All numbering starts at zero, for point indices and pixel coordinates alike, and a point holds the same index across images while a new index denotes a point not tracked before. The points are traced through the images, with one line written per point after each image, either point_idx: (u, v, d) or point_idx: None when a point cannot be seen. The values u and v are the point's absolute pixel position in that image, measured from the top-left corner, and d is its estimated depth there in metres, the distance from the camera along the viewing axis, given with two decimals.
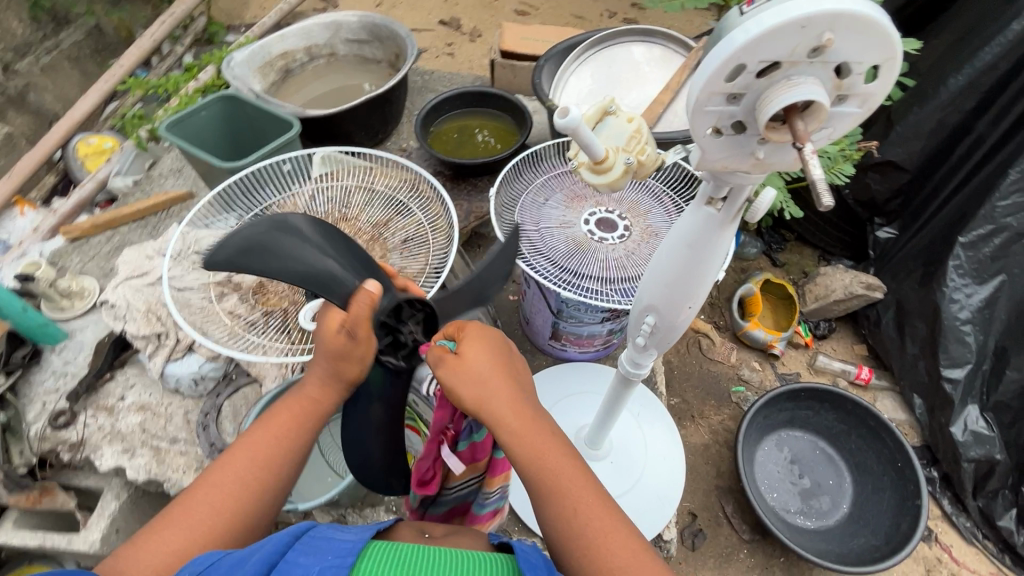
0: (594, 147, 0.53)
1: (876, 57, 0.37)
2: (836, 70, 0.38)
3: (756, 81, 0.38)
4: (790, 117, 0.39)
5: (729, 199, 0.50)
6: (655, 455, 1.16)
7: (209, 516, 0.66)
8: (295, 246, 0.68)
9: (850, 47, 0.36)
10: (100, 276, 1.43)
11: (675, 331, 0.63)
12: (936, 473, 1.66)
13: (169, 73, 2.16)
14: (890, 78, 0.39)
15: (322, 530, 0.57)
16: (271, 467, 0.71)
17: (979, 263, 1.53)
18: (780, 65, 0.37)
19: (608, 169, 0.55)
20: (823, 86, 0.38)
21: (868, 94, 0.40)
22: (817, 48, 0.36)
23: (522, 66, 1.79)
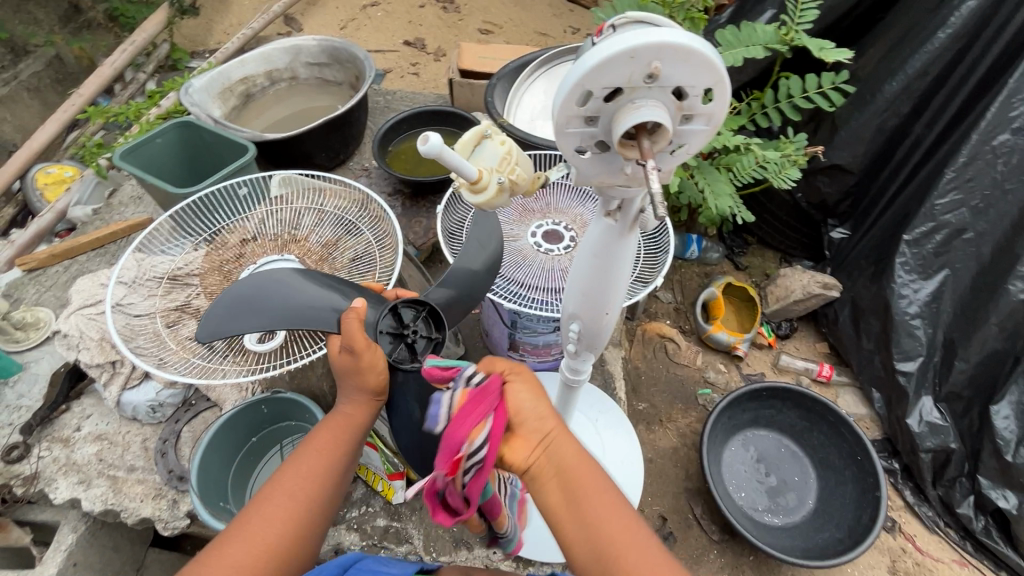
0: (465, 169, 0.54)
1: (707, 80, 0.40)
2: (675, 94, 0.41)
3: (605, 104, 0.41)
4: (640, 136, 0.41)
5: (621, 211, 0.52)
6: (614, 459, 1.18)
7: (258, 543, 0.64)
8: (280, 296, 0.81)
9: (678, 72, 0.39)
10: (57, 306, 1.42)
11: (601, 335, 0.66)
12: (897, 464, 1.70)
13: (131, 101, 2.16)
14: (726, 99, 0.42)
15: (367, 564, 0.73)
16: (321, 484, 0.69)
17: (923, 259, 1.59)
18: (622, 91, 0.40)
19: (483, 187, 0.57)
20: (665, 108, 0.41)
21: (711, 114, 0.43)
22: (650, 75, 0.39)
23: (480, 84, 1.84)
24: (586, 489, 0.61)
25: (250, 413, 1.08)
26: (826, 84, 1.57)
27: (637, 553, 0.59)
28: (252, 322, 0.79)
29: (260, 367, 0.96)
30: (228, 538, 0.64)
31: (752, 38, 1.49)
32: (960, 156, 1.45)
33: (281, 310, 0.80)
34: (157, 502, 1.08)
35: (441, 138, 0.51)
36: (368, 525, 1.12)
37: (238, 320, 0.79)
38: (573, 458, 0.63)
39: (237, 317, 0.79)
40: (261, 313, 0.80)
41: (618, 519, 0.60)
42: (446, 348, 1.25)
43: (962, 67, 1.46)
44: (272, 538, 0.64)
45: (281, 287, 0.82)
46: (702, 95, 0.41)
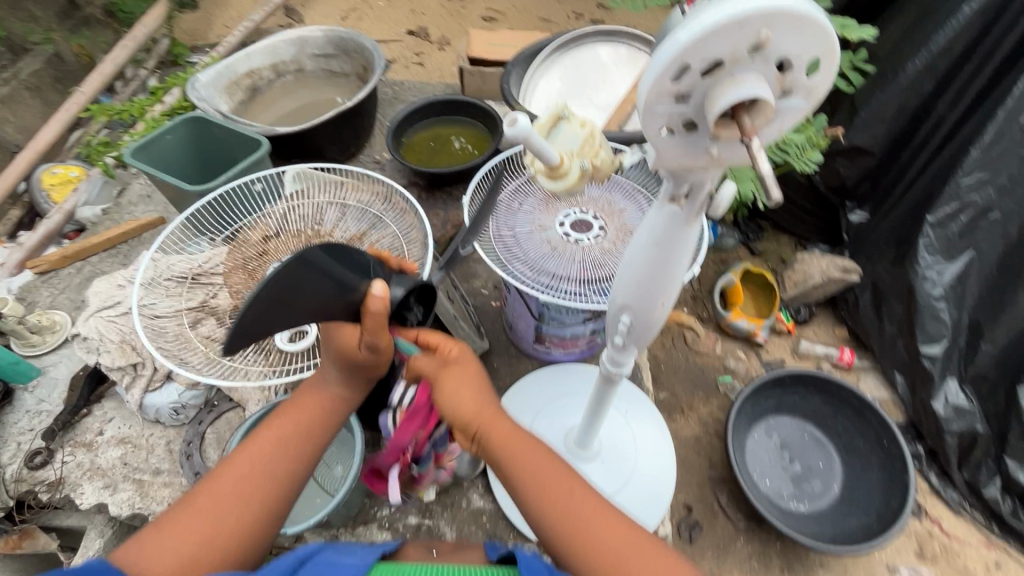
0: (547, 153, 0.55)
1: (815, 51, 0.37)
2: (778, 66, 0.39)
3: (702, 79, 0.39)
4: (739, 114, 0.39)
5: (690, 197, 0.50)
6: (646, 451, 1.16)
7: (226, 510, 0.74)
8: (324, 286, 0.66)
9: (787, 43, 0.36)
10: (71, 309, 1.40)
11: (652, 328, 0.64)
12: (921, 448, 1.69)
13: (134, 98, 2.12)
14: (831, 72, 0.39)
15: (326, 556, 0.65)
16: (293, 456, 0.79)
17: (948, 241, 1.56)
18: (723, 64, 0.38)
19: (566, 173, 0.58)
20: (768, 82, 0.38)
21: (812, 88, 0.40)
22: (757, 45, 0.37)
23: (491, 72, 1.80)
24: (518, 449, 0.75)
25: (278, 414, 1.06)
26: (847, 64, 1.53)
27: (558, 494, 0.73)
28: (282, 319, 0.64)
29: (288, 369, 0.94)
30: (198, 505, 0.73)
31: None
32: (986, 134, 1.42)
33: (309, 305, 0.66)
34: None
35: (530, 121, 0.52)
36: (398, 523, 1.10)
37: (259, 322, 0.62)
38: (506, 433, 0.76)
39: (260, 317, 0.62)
40: (284, 310, 0.64)
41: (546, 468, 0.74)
42: (470, 342, 1.23)
43: (987, 42, 1.42)
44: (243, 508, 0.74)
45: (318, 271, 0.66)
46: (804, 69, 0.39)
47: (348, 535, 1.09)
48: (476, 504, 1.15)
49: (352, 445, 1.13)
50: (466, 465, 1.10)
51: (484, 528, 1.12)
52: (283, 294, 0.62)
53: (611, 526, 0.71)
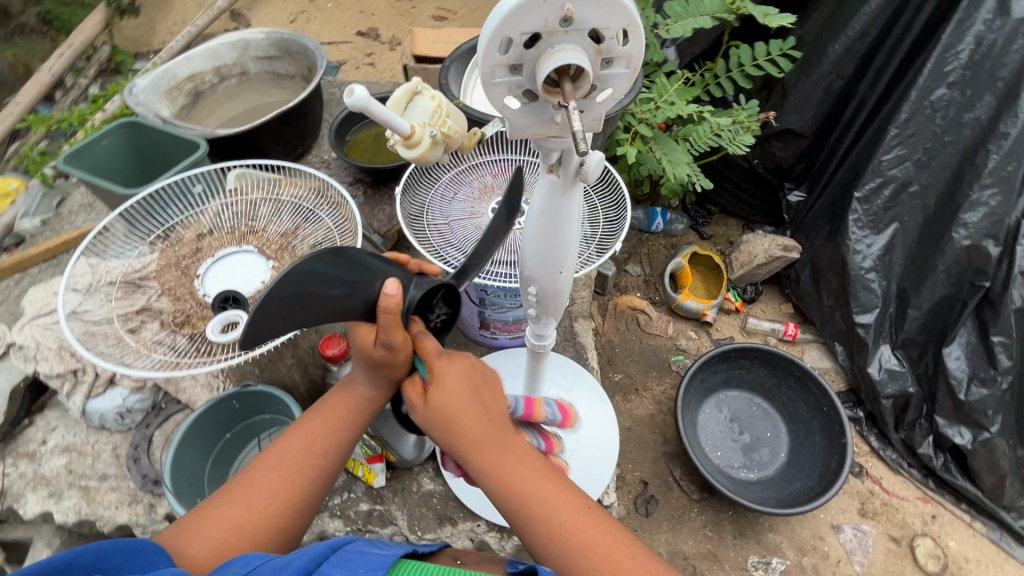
0: (398, 123, 0.61)
1: (618, 21, 0.41)
2: (593, 37, 0.42)
3: (525, 51, 0.42)
4: (561, 82, 0.43)
5: (561, 164, 0.53)
6: (589, 426, 1.20)
7: (261, 499, 0.72)
8: (334, 281, 0.61)
9: (591, 13, 0.40)
10: (10, 321, 1.37)
11: (559, 296, 0.68)
12: (862, 412, 1.78)
13: (74, 107, 2.07)
14: (642, 41, 0.43)
15: (358, 545, 0.62)
16: (325, 455, 0.76)
17: (874, 214, 1.65)
18: (540, 36, 0.41)
19: (411, 138, 0.61)
20: (584, 52, 0.42)
21: (630, 57, 0.44)
22: (564, 18, 0.40)
23: (435, 68, 1.83)
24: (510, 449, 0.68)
25: (221, 410, 1.07)
26: (775, 51, 1.61)
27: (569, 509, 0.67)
28: (296, 321, 0.59)
29: (222, 357, 0.92)
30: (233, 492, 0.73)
31: (700, 8, 1.52)
32: (902, 112, 1.51)
33: (324, 305, 0.61)
34: (133, 508, 1.06)
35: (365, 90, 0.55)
36: (350, 512, 1.11)
37: (276, 320, 0.57)
38: (498, 447, 0.67)
39: (279, 319, 0.57)
40: (297, 313, 0.59)
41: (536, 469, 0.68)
42: None
43: (898, 26, 1.51)
44: (275, 498, 0.72)
45: (332, 271, 0.61)
46: (619, 37, 0.43)
47: None
48: (427, 487, 1.15)
49: None
50: (411, 450, 1.11)
51: (436, 510, 1.13)
52: (293, 292, 0.57)
53: (609, 539, 0.65)
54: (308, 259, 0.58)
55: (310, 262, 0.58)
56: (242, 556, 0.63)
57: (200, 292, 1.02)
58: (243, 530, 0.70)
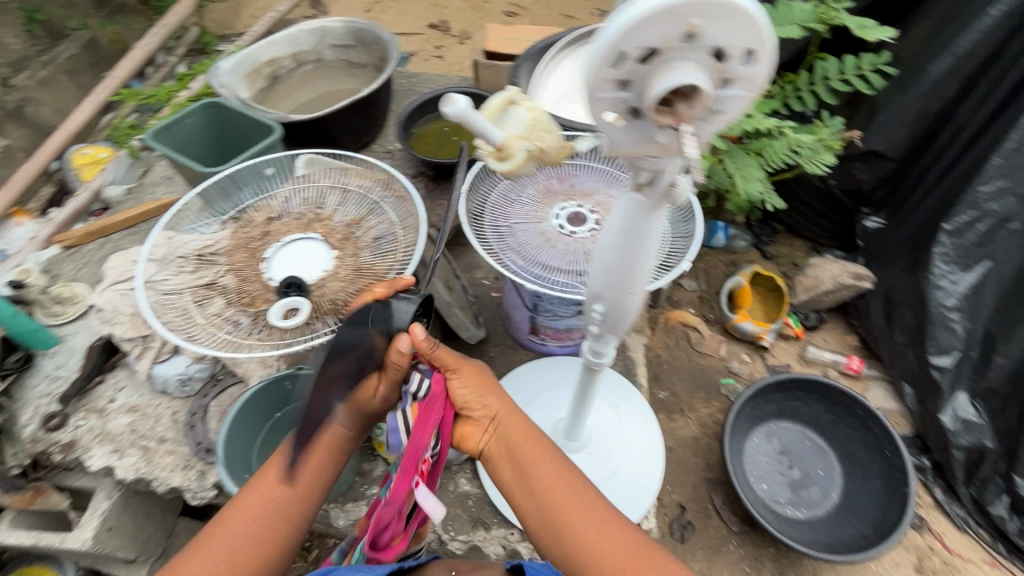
0: (490, 134, 0.54)
1: (748, 39, 0.38)
2: (714, 55, 0.39)
3: (640, 67, 0.39)
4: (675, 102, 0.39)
5: (651, 185, 0.50)
6: (633, 444, 1.16)
7: (244, 542, 0.76)
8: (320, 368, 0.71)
9: (718, 30, 0.37)
10: (92, 283, 1.47)
11: (624, 318, 0.65)
12: (927, 461, 1.65)
13: (162, 84, 2.19)
14: (768, 62, 0.40)
15: (349, 569, 0.80)
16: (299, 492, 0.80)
17: (964, 250, 1.52)
18: (658, 51, 0.38)
19: (510, 156, 0.55)
20: (703, 71, 0.39)
21: (751, 78, 0.41)
22: (688, 33, 0.37)
23: (505, 65, 1.81)
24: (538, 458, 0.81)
25: (275, 389, 1.10)
26: (866, 65, 1.50)
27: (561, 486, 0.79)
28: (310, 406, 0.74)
29: (280, 343, 0.95)
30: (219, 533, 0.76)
31: (788, 16, 1.42)
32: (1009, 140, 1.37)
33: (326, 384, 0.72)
34: (186, 473, 1.12)
35: (467, 100, 0.50)
36: None
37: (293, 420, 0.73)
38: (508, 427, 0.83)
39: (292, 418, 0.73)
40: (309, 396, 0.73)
41: (559, 480, 0.80)
42: (466, 330, 1.26)
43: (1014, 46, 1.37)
44: (251, 537, 0.76)
45: (332, 363, 0.67)
46: (743, 57, 0.40)
47: (338, 511, 1.12)
48: (463, 488, 1.15)
49: None
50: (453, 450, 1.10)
51: (470, 512, 1.13)
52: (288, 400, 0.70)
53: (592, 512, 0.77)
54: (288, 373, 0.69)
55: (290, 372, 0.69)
56: None
57: (266, 275, 1.05)
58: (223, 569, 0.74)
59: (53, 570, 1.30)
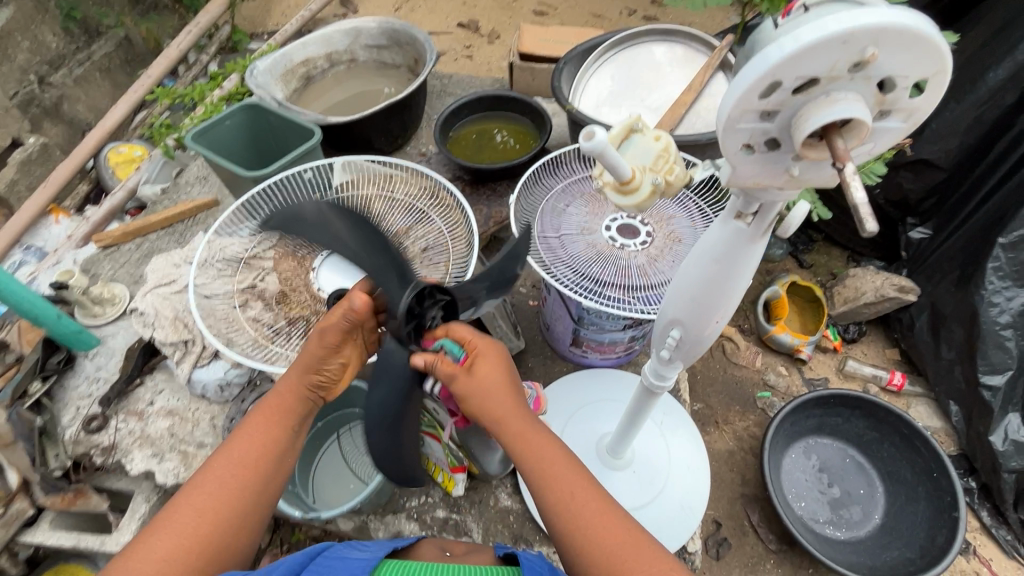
0: (621, 168, 0.53)
1: (925, 69, 0.35)
2: (879, 84, 0.37)
3: (794, 97, 0.37)
4: (829, 135, 0.37)
5: (759, 215, 0.49)
6: (679, 463, 1.14)
7: (197, 526, 0.74)
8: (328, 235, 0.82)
9: (893, 60, 0.35)
10: (130, 283, 1.47)
11: (702, 344, 0.63)
12: (974, 483, 1.59)
13: (195, 82, 2.20)
14: (939, 93, 0.37)
15: (337, 551, 0.69)
16: (251, 466, 0.79)
17: (1020, 265, 1.46)
18: (819, 80, 0.36)
19: (635, 189, 0.55)
20: (866, 101, 0.37)
21: (914, 109, 0.38)
22: (859, 63, 0.35)
23: (542, 67, 1.78)
24: (542, 453, 0.74)
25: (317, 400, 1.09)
26: None
27: (569, 482, 0.74)
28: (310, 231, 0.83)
29: None
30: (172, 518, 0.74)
31: None
32: None
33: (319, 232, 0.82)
34: None
35: (605, 136, 0.50)
36: (427, 516, 1.11)
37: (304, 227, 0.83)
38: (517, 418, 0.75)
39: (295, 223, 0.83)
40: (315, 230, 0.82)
41: (561, 474, 0.74)
42: (507, 341, 1.24)
43: None
44: (204, 514, 0.75)
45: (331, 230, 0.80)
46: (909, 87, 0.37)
47: (378, 522, 1.11)
48: (504, 502, 1.14)
49: None
50: (496, 465, 1.08)
51: (511, 528, 1.12)
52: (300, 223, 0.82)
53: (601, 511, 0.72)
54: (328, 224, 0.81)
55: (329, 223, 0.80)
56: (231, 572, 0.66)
57: (315, 285, 1.03)
58: (178, 548, 0.72)
59: (90, 569, 1.31)
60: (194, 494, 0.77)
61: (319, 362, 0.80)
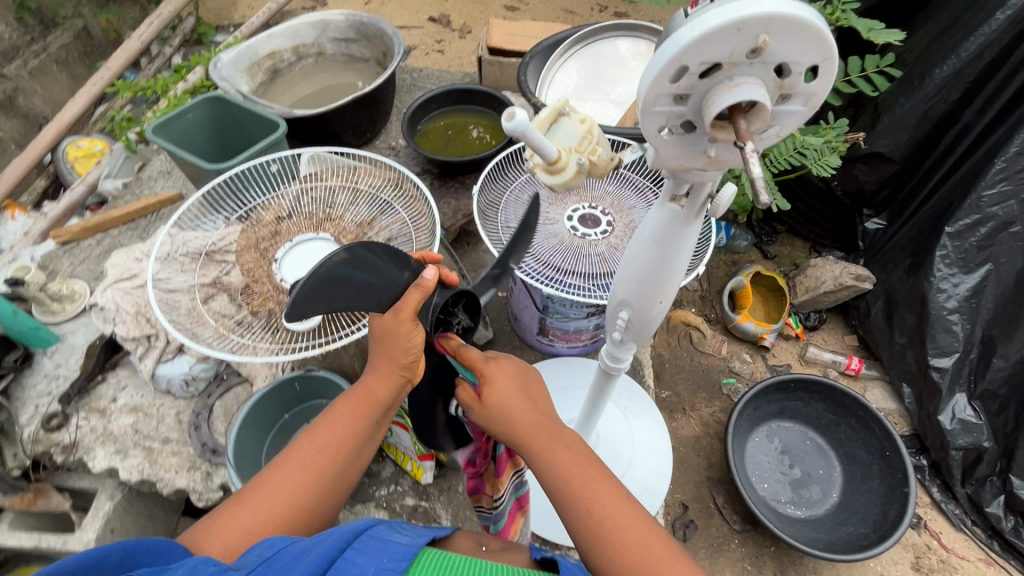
0: (547, 149, 0.56)
1: (814, 57, 0.38)
2: (776, 70, 0.39)
3: (699, 81, 0.39)
4: (733, 117, 0.40)
5: (690, 196, 0.52)
6: (642, 446, 1.17)
7: (277, 509, 0.71)
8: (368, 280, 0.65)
9: (787, 47, 0.37)
10: (91, 279, 1.44)
11: (650, 324, 0.66)
12: (925, 461, 1.67)
13: (158, 75, 2.15)
14: (831, 78, 0.40)
15: (380, 531, 0.57)
16: (335, 456, 0.75)
17: (965, 253, 1.53)
18: (721, 66, 0.38)
19: (562, 168, 0.58)
20: (765, 86, 0.39)
21: (811, 94, 0.41)
22: (754, 49, 0.37)
23: (510, 62, 1.80)
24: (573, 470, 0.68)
25: (283, 390, 1.09)
26: (871, 67, 1.49)
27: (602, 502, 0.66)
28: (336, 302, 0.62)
29: (295, 346, 0.94)
30: (254, 492, 0.72)
31: None
32: (1013, 145, 1.38)
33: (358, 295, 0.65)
34: (191, 474, 1.11)
35: (527, 117, 0.52)
36: (397, 504, 1.13)
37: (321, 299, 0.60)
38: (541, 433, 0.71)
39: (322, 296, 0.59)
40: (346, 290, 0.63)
41: (597, 490, 0.67)
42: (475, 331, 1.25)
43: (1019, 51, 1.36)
44: (283, 497, 0.71)
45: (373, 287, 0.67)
46: (804, 72, 0.40)
47: (347, 512, 1.12)
48: None
49: None
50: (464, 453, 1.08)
51: (480, 513, 1.14)
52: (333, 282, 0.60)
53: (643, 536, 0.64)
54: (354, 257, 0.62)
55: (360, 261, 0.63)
56: (265, 540, 0.60)
57: (277, 277, 1.02)
58: (254, 530, 0.69)
59: None
60: (277, 470, 0.74)
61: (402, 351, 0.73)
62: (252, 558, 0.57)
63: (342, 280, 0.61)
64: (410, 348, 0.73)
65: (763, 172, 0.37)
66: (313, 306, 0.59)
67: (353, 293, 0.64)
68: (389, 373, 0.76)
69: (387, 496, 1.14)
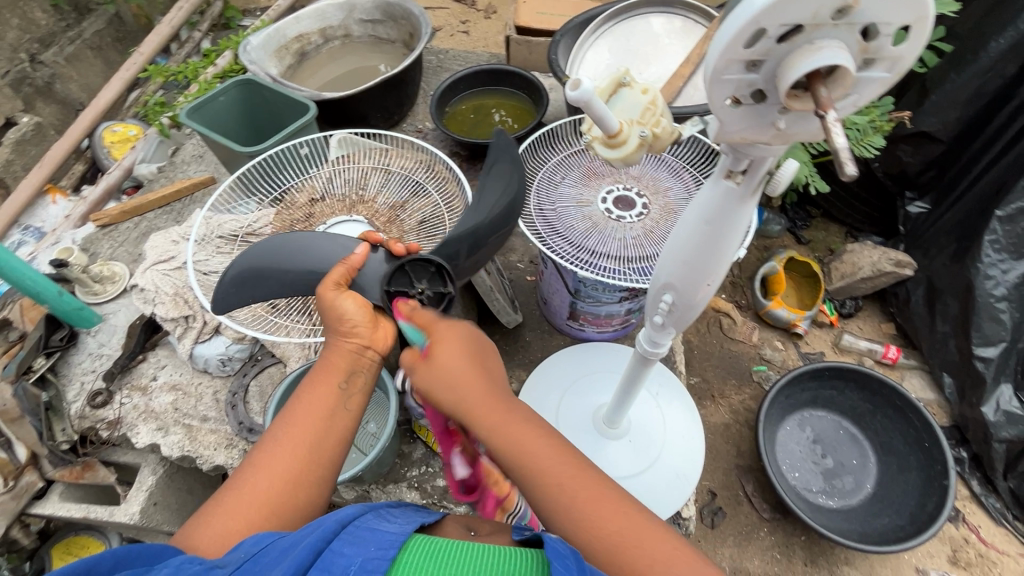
0: (607, 120, 0.53)
1: (907, 16, 0.35)
2: (862, 33, 0.37)
3: (778, 46, 0.37)
4: (813, 84, 0.37)
5: (749, 172, 0.50)
6: (674, 433, 1.16)
7: (265, 491, 0.67)
8: (287, 268, 0.88)
9: (878, 6, 0.35)
10: (130, 261, 1.48)
11: (694, 309, 0.64)
12: (965, 453, 1.62)
13: (189, 60, 2.17)
14: (921, 41, 0.37)
15: (367, 521, 0.55)
16: (313, 434, 0.71)
17: (1017, 238, 1.45)
18: (803, 28, 0.36)
19: (623, 141, 0.55)
20: (849, 50, 0.37)
21: (897, 59, 0.39)
22: (841, 9, 0.35)
23: (539, 41, 1.76)
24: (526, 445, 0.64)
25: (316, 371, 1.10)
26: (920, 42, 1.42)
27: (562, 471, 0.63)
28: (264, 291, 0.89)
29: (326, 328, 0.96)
30: (237, 482, 0.68)
31: None
32: None
33: (283, 281, 0.88)
34: (229, 451, 1.14)
35: (592, 86, 0.50)
36: (427, 485, 1.14)
37: (249, 291, 0.88)
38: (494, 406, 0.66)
39: (245, 290, 0.88)
40: (266, 281, 0.88)
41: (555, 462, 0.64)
42: (505, 315, 1.23)
43: None
44: (266, 478, 0.67)
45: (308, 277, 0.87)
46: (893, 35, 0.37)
47: (379, 491, 1.14)
48: None
49: (386, 406, 1.16)
50: None
51: None
52: (251, 279, 0.88)
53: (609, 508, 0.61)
54: (264, 250, 0.88)
55: (273, 253, 0.88)
56: (250, 537, 0.56)
57: None
58: (244, 518, 0.65)
59: (100, 541, 1.35)
60: (256, 457, 0.70)
61: (337, 320, 0.77)
62: (238, 556, 0.54)
63: (260, 274, 0.88)
64: (342, 318, 0.77)
65: (846, 142, 0.35)
66: (233, 295, 0.88)
67: (278, 283, 0.88)
68: (341, 344, 0.77)
69: (417, 476, 1.16)
